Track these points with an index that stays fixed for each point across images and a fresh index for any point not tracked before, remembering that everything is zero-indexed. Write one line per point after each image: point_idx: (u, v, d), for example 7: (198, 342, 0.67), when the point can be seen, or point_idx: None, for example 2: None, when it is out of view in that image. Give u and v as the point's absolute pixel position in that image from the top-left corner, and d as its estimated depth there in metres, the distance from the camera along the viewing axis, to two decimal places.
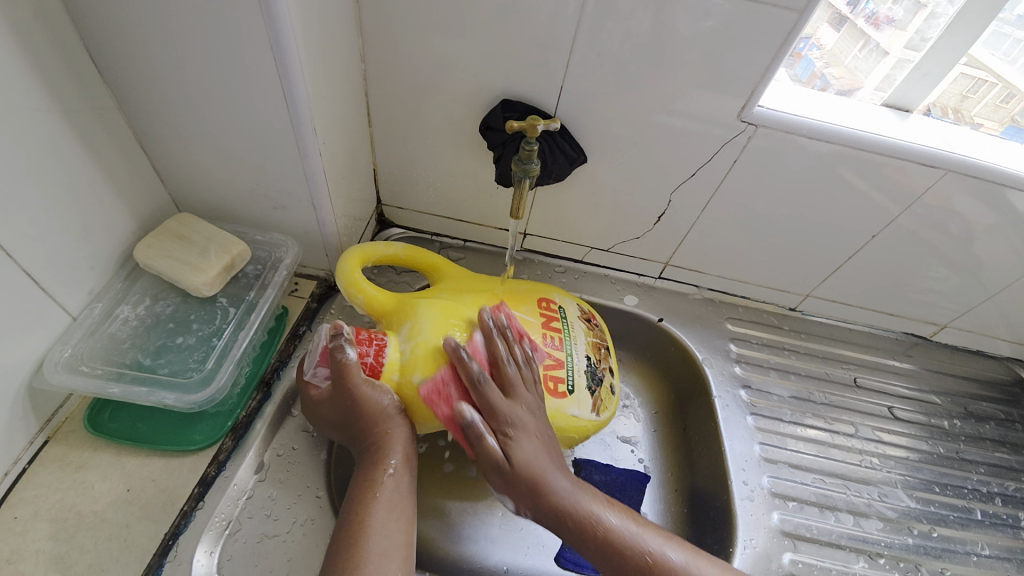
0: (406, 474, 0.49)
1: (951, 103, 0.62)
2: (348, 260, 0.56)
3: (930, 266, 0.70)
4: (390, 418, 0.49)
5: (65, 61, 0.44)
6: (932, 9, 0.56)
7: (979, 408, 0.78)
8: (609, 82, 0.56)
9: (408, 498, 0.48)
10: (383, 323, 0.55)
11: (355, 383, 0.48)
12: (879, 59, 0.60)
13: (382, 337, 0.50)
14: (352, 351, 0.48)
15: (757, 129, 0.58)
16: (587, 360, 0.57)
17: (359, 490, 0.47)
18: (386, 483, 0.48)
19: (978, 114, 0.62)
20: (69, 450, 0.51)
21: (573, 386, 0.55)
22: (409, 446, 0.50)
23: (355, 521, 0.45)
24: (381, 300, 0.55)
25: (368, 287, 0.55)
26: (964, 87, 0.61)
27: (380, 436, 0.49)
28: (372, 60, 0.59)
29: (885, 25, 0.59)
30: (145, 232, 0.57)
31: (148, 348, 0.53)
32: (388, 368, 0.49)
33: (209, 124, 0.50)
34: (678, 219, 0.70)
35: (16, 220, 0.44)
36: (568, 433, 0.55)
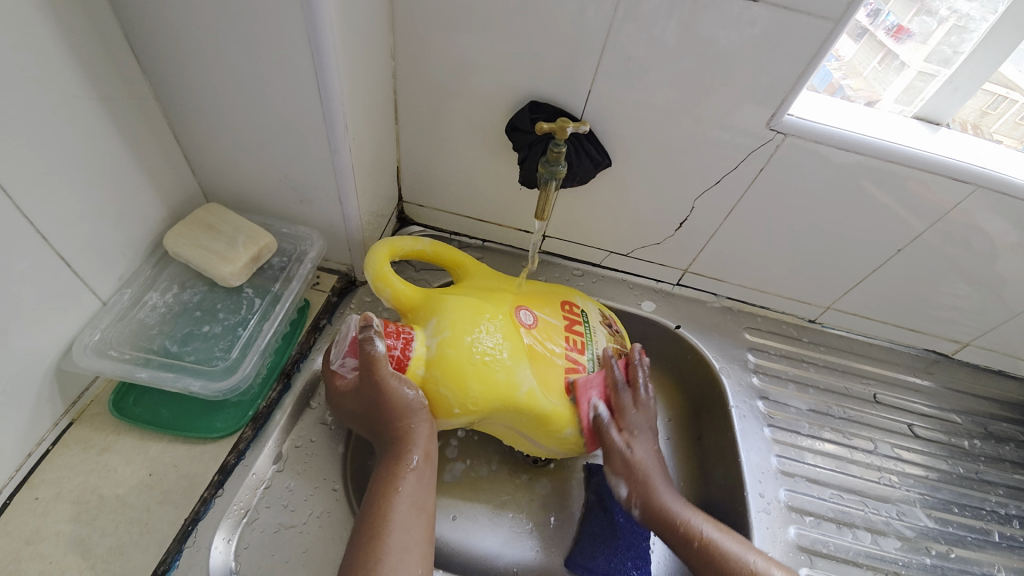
0: (427, 470, 0.49)
1: (970, 119, 0.61)
2: (377, 254, 0.56)
3: (955, 283, 0.69)
4: (414, 413, 0.49)
5: (105, 50, 0.45)
6: (958, 23, 0.55)
7: (999, 428, 0.77)
8: (638, 87, 0.56)
9: (428, 493, 0.49)
10: (409, 317, 0.55)
11: (381, 375, 0.48)
12: (900, 72, 0.60)
13: (409, 331, 0.51)
14: (381, 344, 0.49)
15: (786, 139, 0.57)
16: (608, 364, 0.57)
17: (381, 484, 0.47)
18: (408, 479, 0.48)
19: (997, 131, 0.61)
20: (92, 433, 0.51)
21: (593, 391, 0.55)
22: (431, 442, 0.50)
23: (376, 515, 0.45)
24: (408, 295, 0.55)
25: (396, 281, 0.55)
26: (982, 103, 0.60)
27: (404, 430, 0.49)
28: (401, 59, 0.59)
29: (906, 39, 0.58)
30: (174, 221, 0.58)
31: (175, 336, 0.54)
32: (413, 362, 0.50)
33: (242, 117, 0.51)
34: (700, 226, 0.69)
35: (52, 204, 0.44)
36: (589, 437, 0.55)
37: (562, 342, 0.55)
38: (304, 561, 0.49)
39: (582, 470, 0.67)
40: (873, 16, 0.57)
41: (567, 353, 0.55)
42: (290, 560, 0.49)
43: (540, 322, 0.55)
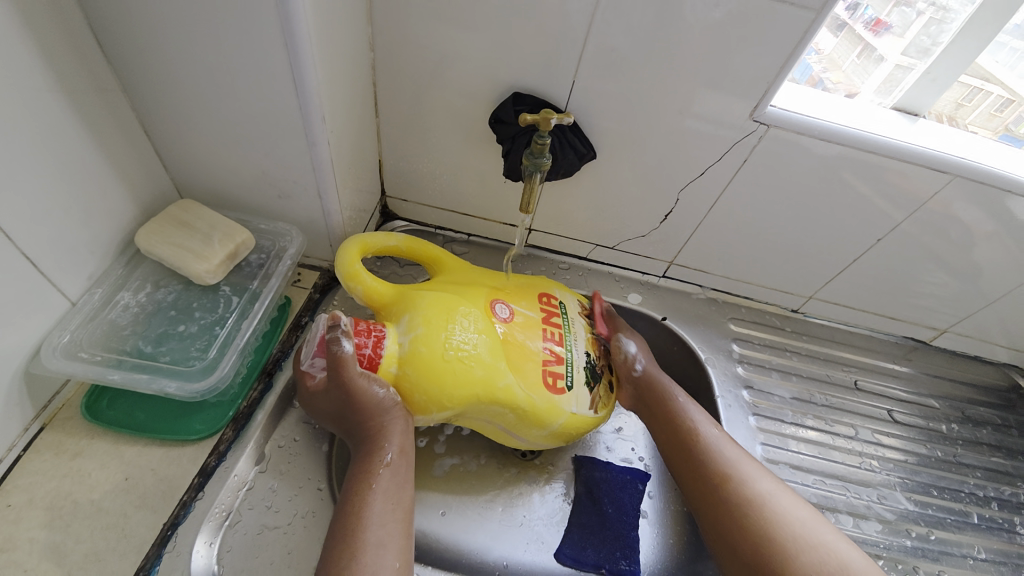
0: (402, 466, 0.49)
1: (945, 111, 0.62)
2: (347, 252, 0.55)
3: (933, 272, 0.70)
4: (387, 411, 0.48)
5: (68, 39, 0.43)
6: (933, 16, 0.56)
7: (976, 413, 0.78)
8: (622, 78, 0.56)
9: (405, 489, 0.48)
10: (382, 314, 0.54)
11: (350, 375, 0.47)
12: (878, 64, 0.60)
13: (381, 329, 0.50)
14: (348, 344, 0.47)
15: (768, 129, 0.57)
16: (586, 358, 0.57)
17: (355, 482, 0.47)
18: (382, 475, 0.47)
19: (972, 123, 0.62)
20: (64, 437, 0.50)
21: (572, 382, 0.54)
22: (405, 438, 0.49)
23: (351, 512, 0.45)
24: (380, 292, 0.54)
25: (367, 278, 0.54)
26: (958, 95, 0.60)
27: (375, 426, 0.48)
28: (381, 49, 0.58)
29: (884, 32, 0.59)
30: (146, 217, 0.56)
31: (150, 336, 0.53)
32: (385, 360, 0.49)
33: (215, 109, 0.49)
34: (684, 218, 0.70)
35: (16, 202, 0.42)
36: (567, 431, 0.54)
37: (539, 335, 0.54)
38: (288, 562, 0.49)
39: (570, 463, 0.68)
40: (853, 9, 0.57)
41: (544, 346, 0.54)
42: (273, 562, 0.48)
43: (516, 316, 0.55)
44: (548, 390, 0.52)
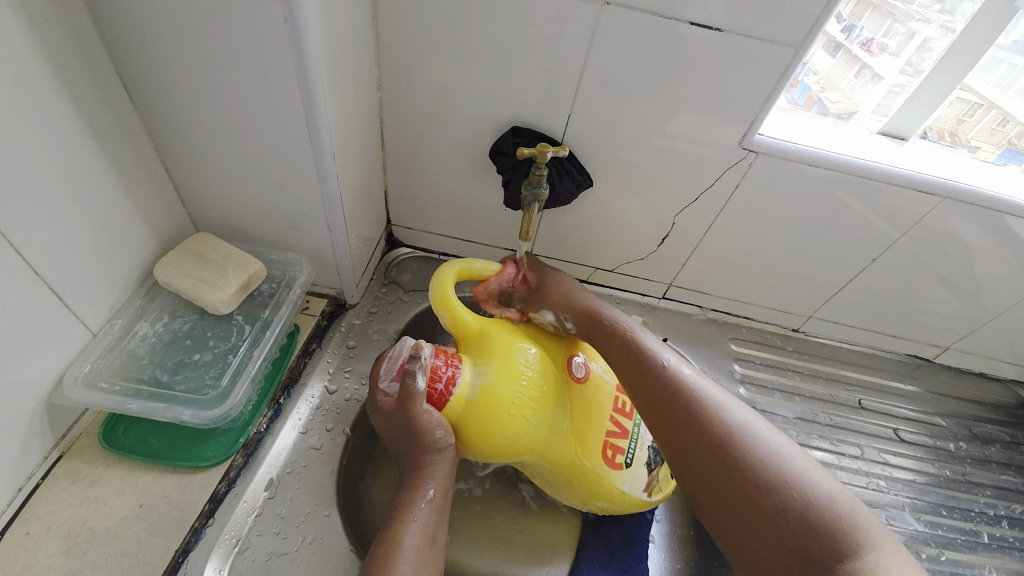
0: (440, 506, 0.50)
1: (948, 127, 0.63)
2: (445, 276, 0.56)
3: (933, 288, 0.71)
4: (438, 450, 0.51)
5: (98, 88, 0.47)
6: (927, 41, 0.57)
7: (984, 430, 0.78)
8: (615, 111, 0.58)
9: (439, 530, 0.49)
10: (460, 345, 0.56)
11: (414, 410, 0.49)
12: (875, 84, 0.61)
13: (456, 365, 0.52)
14: (421, 378, 0.49)
15: (758, 156, 0.60)
16: (650, 437, 0.57)
17: (396, 512, 0.48)
18: (422, 509, 0.49)
19: (975, 138, 0.63)
20: (82, 466, 0.51)
21: (631, 459, 0.55)
22: (447, 479, 0.51)
23: (388, 541, 0.46)
24: (466, 324, 0.56)
25: (458, 308, 0.56)
26: (958, 111, 0.62)
27: (424, 460, 0.50)
28: (388, 88, 0.61)
29: (881, 52, 0.59)
30: (164, 251, 0.59)
31: (166, 365, 0.55)
32: (452, 402, 0.51)
33: (233, 149, 0.52)
34: (681, 241, 0.71)
35: (46, 239, 0.45)
36: (618, 504, 0.56)
37: (609, 404, 0.55)
38: None
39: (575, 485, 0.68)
40: (848, 31, 0.58)
41: (612, 416, 0.54)
42: None
43: (592, 377, 0.55)
44: (606, 462, 0.53)
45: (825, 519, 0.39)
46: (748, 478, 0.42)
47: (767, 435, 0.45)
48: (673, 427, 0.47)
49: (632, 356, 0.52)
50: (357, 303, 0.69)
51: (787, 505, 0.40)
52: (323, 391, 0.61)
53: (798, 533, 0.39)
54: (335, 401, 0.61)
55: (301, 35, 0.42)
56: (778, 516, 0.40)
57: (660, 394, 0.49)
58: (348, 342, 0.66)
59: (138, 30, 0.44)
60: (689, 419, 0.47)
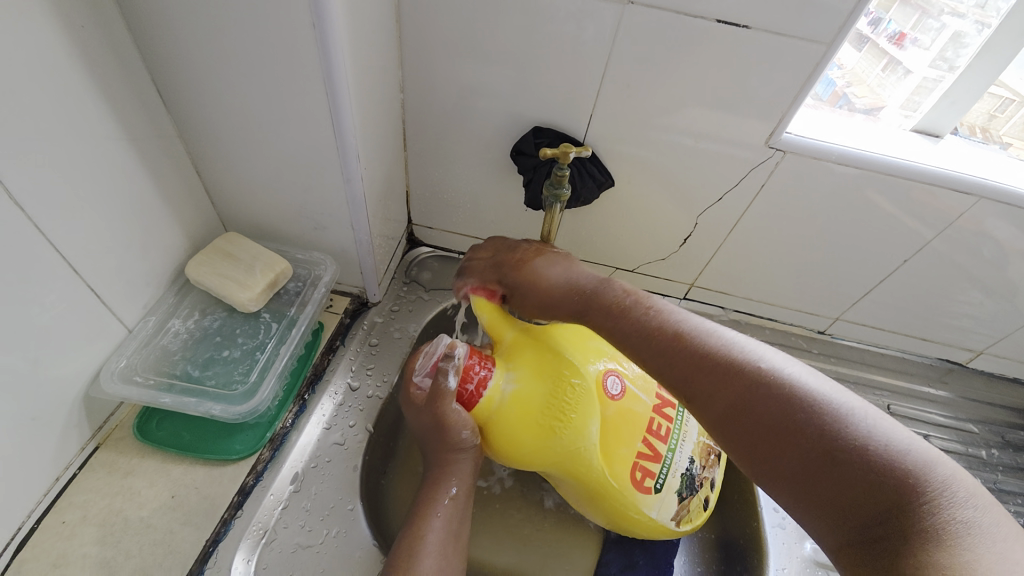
0: (462, 505, 0.50)
1: (978, 122, 0.61)
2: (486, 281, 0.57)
3: (965, 291, 0.68)
4: (463, 450, 0.51)
5: (133, 92, 0.48)
6: (962, 36, 0.55)
7: (1017, 437, 0.75)
8: (637, 110, 0.58)
9: (460, 529, 0.49)
10: (495, 348, 0.58)
11: (445, 408, 0.51)
12: (903, 77, 0.60)
13: (488, 368, 0.53)
14: (454, 378, 0.51)
15: (785, 155, 0.59)
16: (684, 463, 0.56)
17: (419, 507, 0.49)
18: (445, 507, 0.49)
19: (1006, 134, 0.61)
20: (117, 456, 0.53)
21: (661, 485, 0.54)
22: (470, 480, 0.52)
23: (412, 534, 0.47)
24: (501, 329, 0.57)
25: (495, 313, 0.57)
26: (990, 106, 0.60)
27: (449, 459, 0.51)
28: (411, 89, 0.62)
29: (909, 45, 0.58)
30: (195, 250, 0.61)
31: (197, 361, 0.56)
32: (481, 403, 0.52)
33: (260, 150, 0.53)
34: (703, 241, 0.71)
35: (85, 238, 0.47)
36: (643, 528, 0.56)
37: (643, 424, 0.54)
38: None
39: None
40: (876, 24, 0.56)
41: (645, 436, 0.54)
42: None
43: (627, 395, 0.54)
44: (635, 485, 0.53)
45: (872, 465, 0.35)
46: (779, 434, 0.38)
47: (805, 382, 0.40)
48: (690, 391, 0.43)
49: (631, 317, 0.48)
50: (379, 301, 0.70)
51: (829, 456, 0.36)
52: (346, 387, 0.62)
53: (849, 482, 0.35)
54: (358, 398, 0.62)
55: (328, 38, 0.42)
56: (822, 466, 0.36)
57: (665, 356, 0.45)
58: (371, 340, 0.67)
59: (171, 36, 0.45)
60: (703, 379, 0.43)
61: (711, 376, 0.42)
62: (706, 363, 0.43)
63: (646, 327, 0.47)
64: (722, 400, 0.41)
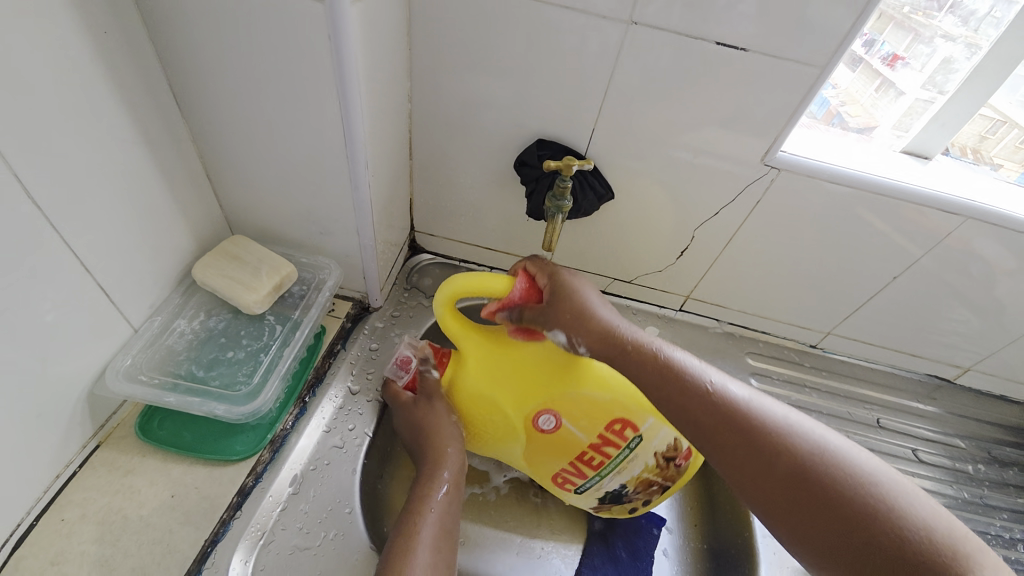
0: (452, 501, 0.53)
1: (970, 143, 0.63)
2: (443, 303, 0.54)
3: (953, 308, 0.70)
4: (451, 440, 0.56)
5: (150, 97, 0.49)
6: (951, 62, 0.57)
7: (1004, 453, 0.77)
8: (638, 126, 0.60)
9: (453, 517, 0.52)
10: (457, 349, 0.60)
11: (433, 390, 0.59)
12: (896, 98, 0.62)
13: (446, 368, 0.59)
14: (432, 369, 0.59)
15: (780, 172, 0.61)
16: (619, 484, 0.56)
17: (415, 500, 0.52)
18: (437, 499, 0.52)
19: (997, 155, 0.63)
20: (118, 455, 0.54)
21: (579, 491, 0.58)
22: (459, 473, 0.55)
23: (404, 530, 0.48)
24: (461, 345, 0.56)
25: (458, 331, 0.56)
26: (980, 128, 0.62)
27: (438, 455, 0.56)
28: (418, 100, 0.63)
29: (901, 66, 0.60)
30: (201, 252, 0.62)
31: (201, 361, 0.57)
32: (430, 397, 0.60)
33: (271, 155, 0.55)
34: (700, 254, 0.72)
35: (97, 238, 0.48)
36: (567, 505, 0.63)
37: (574, 453, 0.55)
38: None
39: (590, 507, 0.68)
40: (869, 45, 0.58)
41: (573, 461, 0.55)
42: None
43: (561, 434, 0.54)
44: (554, 483, 0.59)
45: (934, 555, 0.36)
46: (834, 512, 0.39)
47: (847, 453, 0.42)
48: (744, 466, 0.43)
49: (679, 386, 0.47)
50: (381, 306, 0.71)
51: (887, 547, 0.37)
52: (346, 391, 0.63)
53: (899, 562, 0.36)
54: (358, 402, 0.63)
55: (343, 49, 0.44)
56: (873, 547, 0.37)
57: (709, 421, 0.45)
58: (371, 345, 0.68)
59: (191, 44, 0.47)
60: (756, 452, 0.43)
61: (758, 443, 0.43)
62: (750, 431, 0.44)
63: (687, 389, 0.47)
64: (768, 473, 0.42)
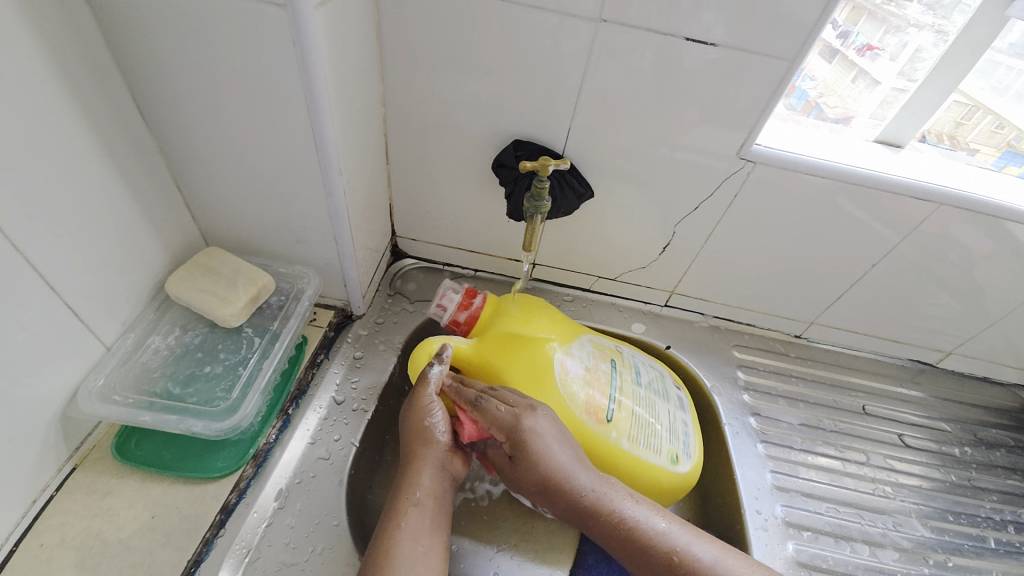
0: (429, 511, 0.51)
1: (946, 130, 0.64)
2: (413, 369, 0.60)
3: (932, 293, 0.71)
4: (431, 447, 0.54)
5: (115, 110, 0.48)
6: (921, 52, 0.58)
7: (989, 435, 0.78)
8: (614, 124, 0.60)
9: (431, 533, 0.49)
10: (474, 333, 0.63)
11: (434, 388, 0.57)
12: (873, 89, 0.63)
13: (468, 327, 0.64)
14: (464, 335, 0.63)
15: (756, 165, 0.61)
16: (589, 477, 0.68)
17: (388, 517, 0.50)
18: (411, 513, 0.50)
19: (973, 140, 0.64)
20: (95, 477, 0.52)
21: None
22: (435, 483, 0.53)
23: (381, 550, 0.47)
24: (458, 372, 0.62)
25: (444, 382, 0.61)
26: (956, 114, 0.63)
27: (420, 459, 0.54)
28: (392, 104, 0.63)
29: (877, 57, 0.61)
30: (176, 266, 0.60)
31: (178, 377, 0.56)
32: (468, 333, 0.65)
33: (242, 165, 0.54)
34: (682, 249, 0.72)
35: (64, 256, 0.47)
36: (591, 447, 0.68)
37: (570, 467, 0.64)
38: None
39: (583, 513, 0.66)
40: (844, 37, 0.60)
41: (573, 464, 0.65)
42: None
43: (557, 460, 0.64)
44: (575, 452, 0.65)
45: None
46: None
47: None
48: None
49: (636, 552, 0.50)
50: (364, 314, 0.70)
51: None
52: (331, 401, 0.62)
53: None
54: (343, 411, 0.62)
55: (310, 57, 0.43)
56: None
57: None
58: (355, 353, 0.67)
59: (153, 55, 0.46)
60: None
61: None
62: None
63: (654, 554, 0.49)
64: None
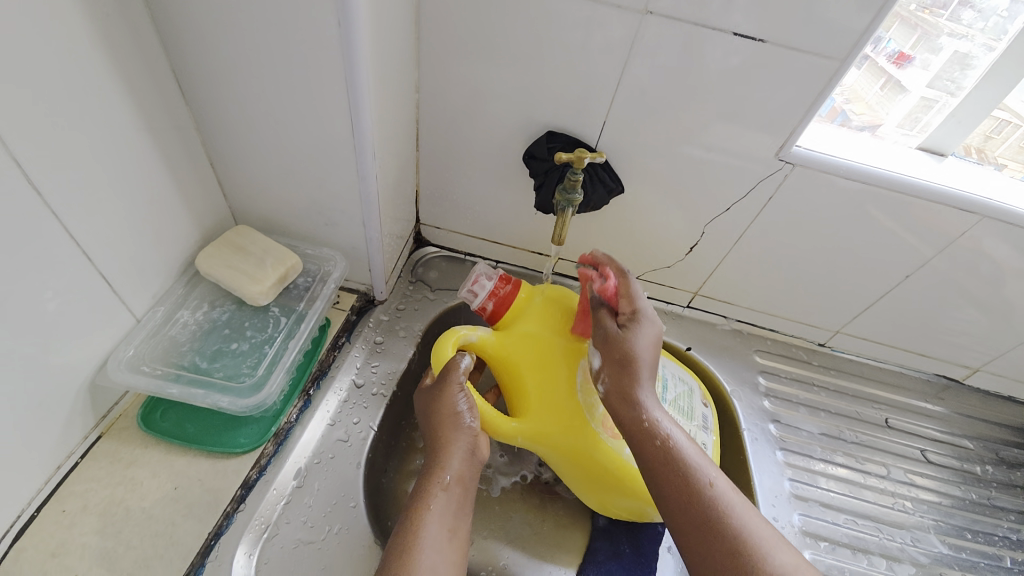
0: (457, 493, 0.51)
1: (974, 143, 0.62)
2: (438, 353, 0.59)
3: (964, 308, 0.69)
4: (457, 429, 0.54)
5: (154, 83, 0.48)
6: (966, 60, 0.56)
7: (1011, 454, 0.77)
8: (650, 120, 0.59)
9: (459, 515, 0.50)
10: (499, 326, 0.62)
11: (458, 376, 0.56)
12: (902, 96, 0.60)
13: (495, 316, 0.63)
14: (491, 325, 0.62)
15: (794, 168, 0.60)
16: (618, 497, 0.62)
17: (416, 501, 0.50)
18: (439, 496, 0.50)
19: (1001, 155, 0.62)
20: (120, 446, 0.53)
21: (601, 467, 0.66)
22: (463, 467, 0.53)
23: (409, 531, 0.47)
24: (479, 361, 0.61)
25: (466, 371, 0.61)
26: (987, 127, 0.60)
27: (451, 441, 0.53)
28: (425, 91, 0.62)
29: (907, 64, 0.58)
30: (205, 242, 0.61)
31: (205, 352, 0.56)
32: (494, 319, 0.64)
33: (275, 144, 0.54)
34: (709, 250, 0.71)
35: (99, 227, 0.47)
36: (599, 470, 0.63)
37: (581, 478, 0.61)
38: None
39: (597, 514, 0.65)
40: (876, 43, 0.56)
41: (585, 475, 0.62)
42: None
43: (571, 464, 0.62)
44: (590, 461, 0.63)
45: None
46: None
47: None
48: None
49: (670, 470, 0.47)
50: (386, 299, 0.71)
51: None
52: (351, 385, 0.62)
53: None
54: (363, 396, 0.62)
55: (352, 37, 0.43)
56: None
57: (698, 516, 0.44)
58: (376, 338, 0.67)
59: (195, 29, 0.46)
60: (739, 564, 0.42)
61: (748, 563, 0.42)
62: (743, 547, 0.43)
63: (688, 481, 0.46)
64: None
